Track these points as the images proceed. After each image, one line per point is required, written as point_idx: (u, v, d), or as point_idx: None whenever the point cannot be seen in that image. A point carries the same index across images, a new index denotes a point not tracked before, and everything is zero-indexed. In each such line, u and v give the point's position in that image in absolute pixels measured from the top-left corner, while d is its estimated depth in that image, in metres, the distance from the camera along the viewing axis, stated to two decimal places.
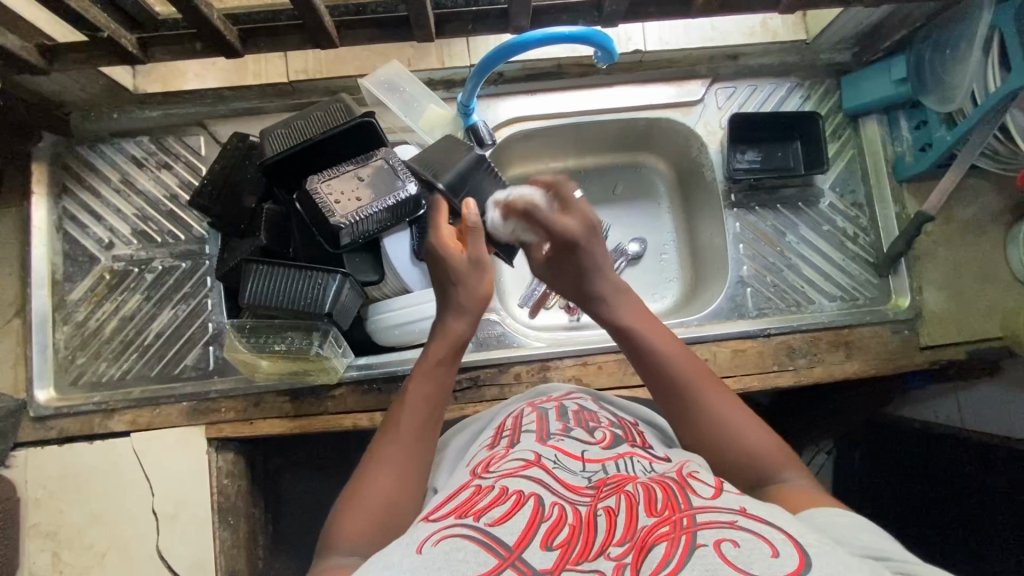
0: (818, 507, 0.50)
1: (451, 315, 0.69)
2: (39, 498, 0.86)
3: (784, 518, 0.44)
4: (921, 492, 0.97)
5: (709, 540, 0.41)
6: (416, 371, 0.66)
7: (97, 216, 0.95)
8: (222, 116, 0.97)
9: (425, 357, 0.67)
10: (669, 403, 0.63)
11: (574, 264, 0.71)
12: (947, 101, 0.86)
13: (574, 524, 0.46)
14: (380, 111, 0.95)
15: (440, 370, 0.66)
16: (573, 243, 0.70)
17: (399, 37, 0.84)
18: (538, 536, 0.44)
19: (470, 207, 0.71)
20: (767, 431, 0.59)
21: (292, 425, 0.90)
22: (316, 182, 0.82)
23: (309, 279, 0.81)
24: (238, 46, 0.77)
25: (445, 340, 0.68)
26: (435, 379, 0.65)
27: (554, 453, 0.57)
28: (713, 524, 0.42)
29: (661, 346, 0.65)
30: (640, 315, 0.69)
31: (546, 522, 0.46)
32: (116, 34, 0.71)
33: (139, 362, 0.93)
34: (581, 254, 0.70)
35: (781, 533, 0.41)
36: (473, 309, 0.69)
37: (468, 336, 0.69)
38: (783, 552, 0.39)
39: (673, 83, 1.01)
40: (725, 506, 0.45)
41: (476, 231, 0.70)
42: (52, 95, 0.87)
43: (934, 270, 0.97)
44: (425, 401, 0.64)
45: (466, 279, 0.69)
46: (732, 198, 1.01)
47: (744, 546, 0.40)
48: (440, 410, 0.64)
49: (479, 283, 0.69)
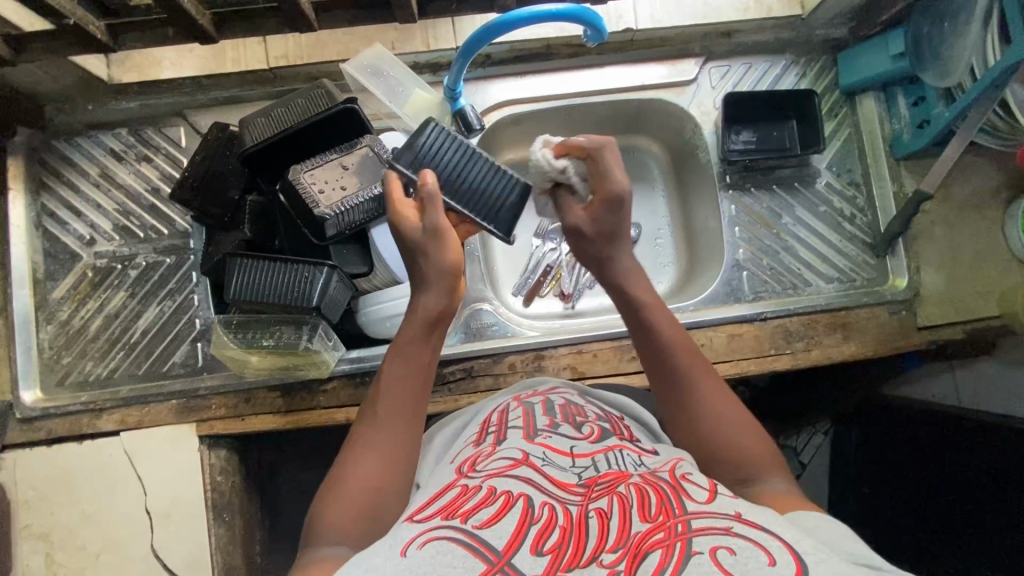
0: (796, 511, 0.49)
1: (423, 291, 0.67)
2: (29, 500, 0.84)
3: (780, 523, 0.43)
4: (916, 474, 0.96)
5: (704, 547, 0.40)
6: (394, 349, 0.64)
7: (77, 212, 0.93)
8: (202, 106, 0.95)
9: (398, 336, 0.65)
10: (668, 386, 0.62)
11: (614, 218, 0.69)
12: (946, 76, 0.84)
13: (565, 527, 0.45)
14: (365, 96, 0.92)
15: (417, 349, 0.64)
16: (624, 198, 0.68)
17: (381, 18, 0.81)
18: (528, 540, 0.43)
19: (425, 179, 0.67)
20: (759, 429, 0.59)
21: (284, 421, 0.88)
22: (299, 172, 0.80)
23: (295, 273, 0.79)
24: (212, 31, 0.74)
25: (415, 317, 0.66)
26: (413, 360, 0.64)
27: (541, 450, 0.56)
28: (708, 531, 0.41)
29: (668, 324, 0.65)
30: (651, 292, 0.68)
31: (536, 525, 0.45)
32: (83, 21, 0.67)
33: (126, 360, 0.91)
34: (623, 213, 0.69)
35: (777, 539, 0.41)
36: (441, 280, 0.66)
37: (441, 310, 0.66)
38: (781, 560, 0.38)
39: (665, 62, 0.98)
40: (720, 511, 0.44)
41: (433, 202, 0.66)
42: (25, 86, 0.84)
43: (931, 249, 0.96)
44: (405, 382, 0.62)
45: (426, 250, 0.66)
46: (727, 179, 0.99)
47: (740, 553, 0.39)
48: (421, 393, 0.63)
49: (443, 253, 0.66)
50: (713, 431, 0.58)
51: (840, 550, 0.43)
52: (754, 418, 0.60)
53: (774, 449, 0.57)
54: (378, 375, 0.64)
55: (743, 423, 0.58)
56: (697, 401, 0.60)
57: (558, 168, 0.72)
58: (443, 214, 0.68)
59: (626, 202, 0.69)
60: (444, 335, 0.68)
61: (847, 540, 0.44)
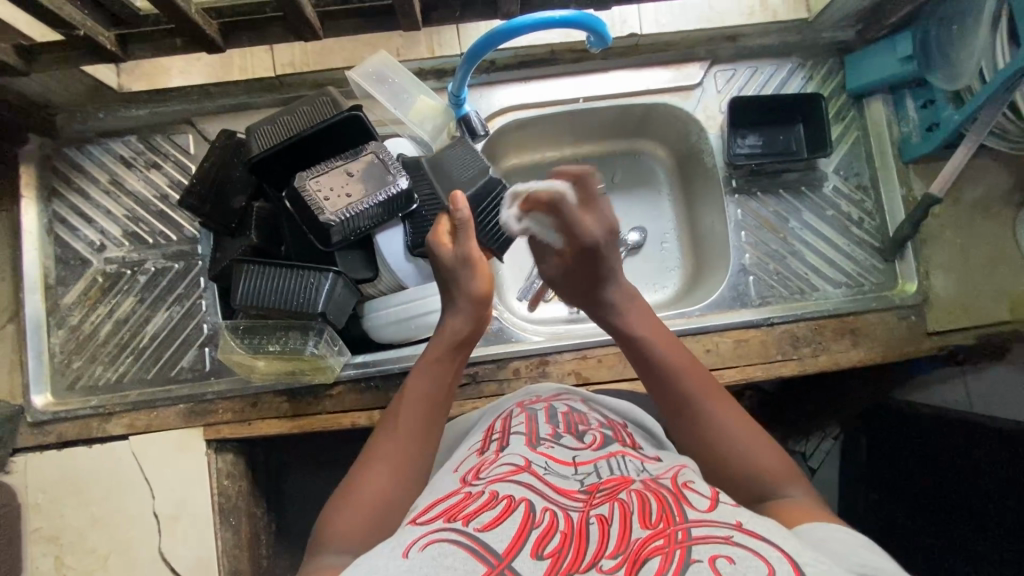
0: (815, 522, 0.49)
1: (450, 314, 0.70)
2: (40, 503, 0.86)
3: (781, 534, 0.43)
4: (925, 481, 0.95)
5: (703, 556, 0.39)
6: (419, 368, 0.66)
7: (88, 218, 0.94)
8: (209, 113, 0.95)
9: (425, 354, 0.68)
10: (672, 401, 0.63)
11: (590, 269, 0.72)
12: (956, 79, 0.83)
13: (566, 532, 0.44)
14: (370, 103, 0.93)
15: (441, 367, 0.66)
16: (595, 247, 0.71)
17: (386, 27, 0.81)
18: (529, 544, 0.43)
19: (457, 202, 0.69)
20: (774, 448, 0.58)
21: (291, 425, 0.89)
22: (305, 178, 0.80)
23: (300, 278, 0.80)
24: (220, 40, 0.75)
25: (444, 337, 0.68)
26: (433, 379, 0.65)
27: (544, 459, 0.55)
28: (708, 539, 0.41)
29: (673, 355, 0.65)
30: (648, 323, 0.69)
31: (537, 529, 0.45)
32: (93, 32, 0.69)
33: (135, 365, 0.92)
34: (598, 261, 0.71)
35: (777, 550, 0.40)
36: (471, 303, 0.69)
37: (468, 333, 0.69)
38: (780, 569, 0.38)
39: (670, 66, 0.98)
40: (721, 520, 0.43)
41: (465, 227, 0.70)
42: (37, 96, 0.86)
43: (942, 253, 0.95)
44: (422, 399, 0.63)
45: (454, 274, 0.70)
46: (733, 183, 0.98)
47: (740, 563, 0.39)
48: (441, 409, 0.64)
49: (468, 279, 0.70)
50: (718, 441, 0.59)
51: (840, 560, 0.43)
52: (769, 437, 0.59)
53: (793, 463, 0.57)
54: (399, 390, 0.66)
55: (751, 437, 0.58)
56: (708, 421, 0.60)
57: (523, 225, 0.77)
58: (475, 238, 0.71)
59: (601, 245, 0.71)
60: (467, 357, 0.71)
61: (852, 549, 0.44)
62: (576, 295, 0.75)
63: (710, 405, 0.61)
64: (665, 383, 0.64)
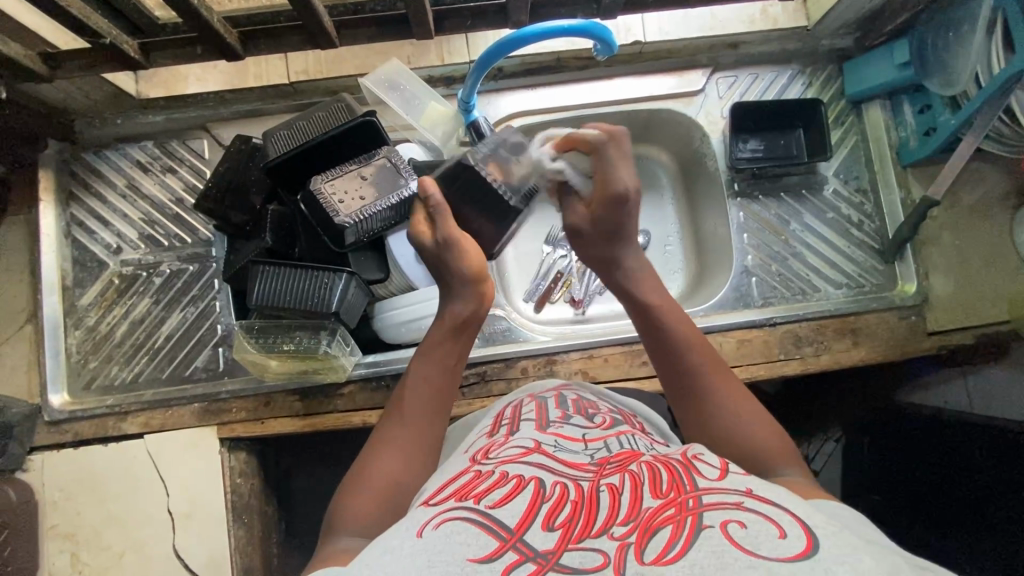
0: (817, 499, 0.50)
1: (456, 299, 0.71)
2: (56, 500, 0.87)
3: (792, 500, 0.44)
4: (926, 478, 0.97)
5: (715, 521, 0.41)
6: (421, 352, 0.69)
7: (105, 221, 0.96)
8: (224, 120, 0.98)
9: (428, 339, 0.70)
10: (666, 360, 0.66)
11: (618, 224, 0.71)
12: (951, 85, 0.86)
13: (576, 501, 0.46)
14: (381, 109, 0.95)
15: (445, 351, 0.68)
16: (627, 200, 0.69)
17: (397, 35, 0.84)
18: (539, 517, 0.44)
19: (425, 187, 0.69)
20: (774, 430, 0.60)
21: (303, 424, 0.91)
22: (320, 182, 0.82)
23: (315, 279, 0.81)
24: (239, 48, 0.78)
25: (446, 321, 0.70)
26: (439, 364, 0.67)
27: (553, 438, 0.57)
28: (719, 506, 0.42)
29: (679, 325, 0.67)
30: (658, 291, 0.71)
31: (548, 502, 0.46)
32: (118, 40, 0.71)
33: (149, 365, 0.94)
34: (625, 215, 0.70)
35: (789, 515, 0.42)
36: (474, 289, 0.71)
37: (472, 316, 0.71)
38: (792, 533, 0.39)
39: (673, 73, 1.00)
40: (732, 487, 0.45)
41: (438, 211, 0.69)
42: (57, 103, 0.88)
43: (941, 255, 0.97)
44: (427, 382, 0.66)
45: (440, 258, 0.70)
46: (736, 187, 1.00)
47: (751, 527, 0.40)
48: (445, 392, 0.66)
49: (452, 259, 0.70)
50: (713, 410, 0.61)
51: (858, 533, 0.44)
52: (770, 418, 0.61)
53: (791, 447, 0.59)
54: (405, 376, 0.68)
55: (751, 413, 0.60)
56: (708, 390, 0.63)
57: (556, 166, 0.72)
58: (452, 219, 0.70)
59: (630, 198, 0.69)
60: (471, 342, 0.72)
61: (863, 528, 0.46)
62: (592, 248, 0.74)
63: (708, 375, 0.64)
64: (666, 349, 0.66)
